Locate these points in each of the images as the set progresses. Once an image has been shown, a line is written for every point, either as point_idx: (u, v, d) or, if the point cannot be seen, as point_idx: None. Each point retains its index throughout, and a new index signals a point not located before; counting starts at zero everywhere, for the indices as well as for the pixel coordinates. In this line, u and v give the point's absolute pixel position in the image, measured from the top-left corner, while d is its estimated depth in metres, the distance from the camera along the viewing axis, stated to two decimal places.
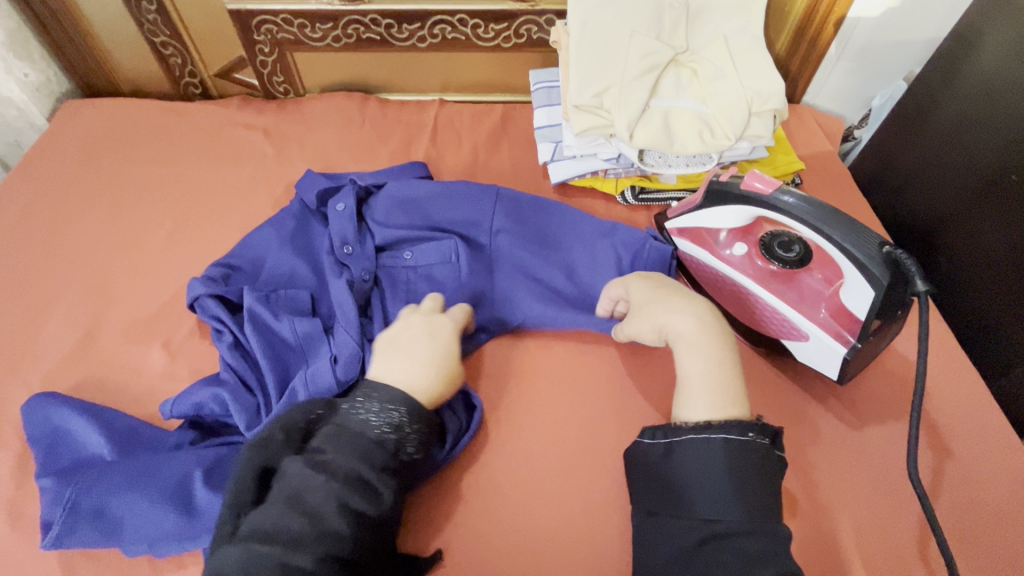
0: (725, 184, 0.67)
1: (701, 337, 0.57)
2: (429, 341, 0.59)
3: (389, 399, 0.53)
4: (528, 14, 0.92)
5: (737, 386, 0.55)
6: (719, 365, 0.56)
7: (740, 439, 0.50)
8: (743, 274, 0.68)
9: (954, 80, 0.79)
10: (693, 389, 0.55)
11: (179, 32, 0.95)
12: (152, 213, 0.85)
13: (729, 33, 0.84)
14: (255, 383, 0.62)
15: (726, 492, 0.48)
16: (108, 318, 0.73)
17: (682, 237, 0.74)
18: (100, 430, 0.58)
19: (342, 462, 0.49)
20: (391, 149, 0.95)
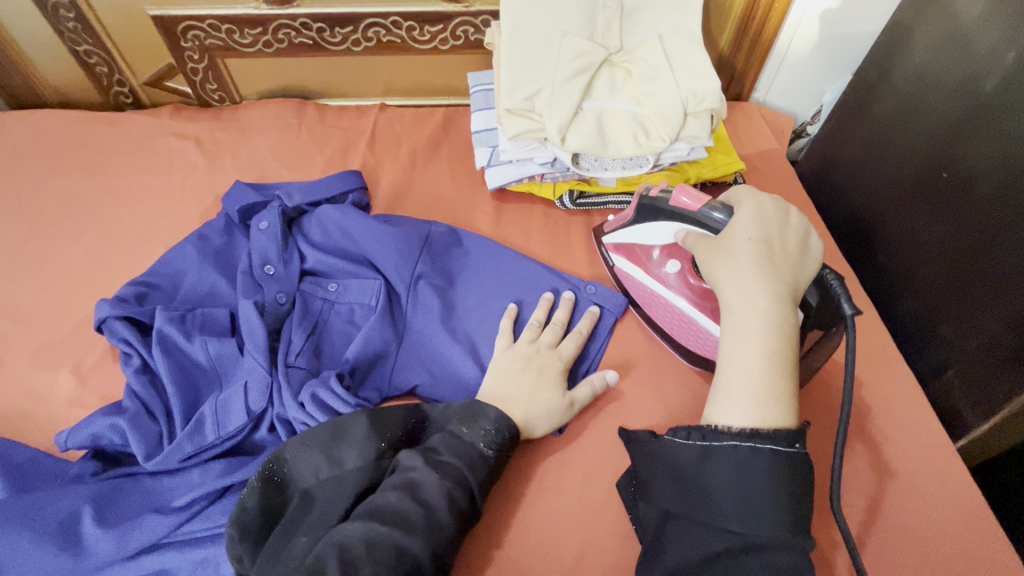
0: (655, 199, 0.65)
1: (762, 313, 0.50)
2: (546, 377, 0.62)
3: (500, 414, 0.56)
4: (463, 15, 0.90)
5: (787, 388, 0.48)
6: (772, 360, 0.49)
7: (788, 452, 0.46)
8: (677, 294, 0.67)
9: (889, 75, 0.78)
10: (739, 377, 0.49)
11: (102, 40, 0.91)
12: (73, 229, 0.82)
13: (664, 32, 0.82)
14: (160, 409, 0.59)
15: (761, 508, 0.45)
16: (17, 341, 0.69)
17: (617, 252, 0.74)
18: None
19: (461, 465, 0.52)
20: (327, 157, 0.92)
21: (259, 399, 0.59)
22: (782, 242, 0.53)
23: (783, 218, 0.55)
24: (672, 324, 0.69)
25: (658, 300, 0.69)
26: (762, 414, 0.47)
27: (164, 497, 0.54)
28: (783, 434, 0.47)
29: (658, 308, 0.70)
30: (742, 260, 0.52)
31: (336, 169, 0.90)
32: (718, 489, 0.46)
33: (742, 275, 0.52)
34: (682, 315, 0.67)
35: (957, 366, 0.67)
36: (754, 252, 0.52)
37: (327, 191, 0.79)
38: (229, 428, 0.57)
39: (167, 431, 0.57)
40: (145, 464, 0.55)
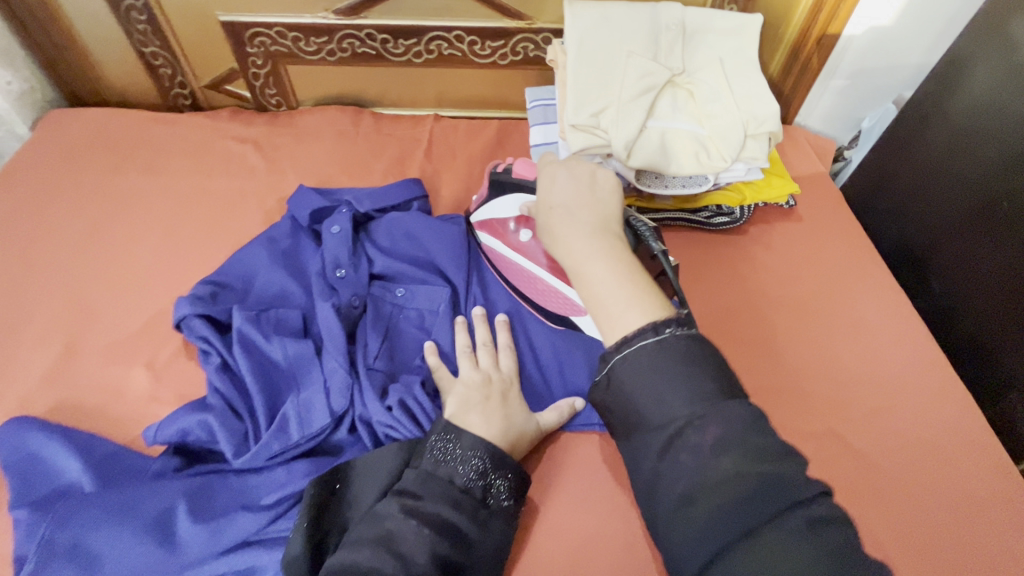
0: (502, 173, 0.73)
1: (593, 251, 0.54)
2: (508, 403, 0.61)
3: (469, 444, 0.55)
4: (525, 32, 0.93)
5: (648, 288, 0.52)
6: (622, 281, 0.52)
7: (654, 338, 0.48)
8: (537, 263, 0.68)
9: (944, 107, 0.81)
10: (603, 308, 0.52)
11: (169, 42, 0.93)
12: (139, 227, 0.83)
13: (725, 55, 0.85)
14: (243, 407, 0.60)
15: (674, 389, 0.45)
16: (89, 336, 0.70)
17: (482, 229, 0.75)
18: (79, 458, 0.56)
19: (433, 506, 0.51)
20: (384, 164, 0.93)
21: (340, 401, 0.61)
22: (578, 200, 0.57)
23: (590, 183, 0.59)
24: (533, 290, 0.69)
25: (527, 275, 0.70)
26: (639, 321, 0.50)
27: (251, 494, 0.55)
28: (659, 323, 0.49)
29: (527, 282, 0.70)
30: (556, 227, 0.56)
31: (396, 177, 0.91)
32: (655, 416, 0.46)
33: (573, 237, 0.55)
34: (545, 285, 0.68)
35: (1020, 389, 0.69)
36: (559, 219, 0.56)
37: (394, 199, 0.80)
38: (312, 428, 0.59)
39: (251, 430, 0.58)
40: (234, 461, 0.56)
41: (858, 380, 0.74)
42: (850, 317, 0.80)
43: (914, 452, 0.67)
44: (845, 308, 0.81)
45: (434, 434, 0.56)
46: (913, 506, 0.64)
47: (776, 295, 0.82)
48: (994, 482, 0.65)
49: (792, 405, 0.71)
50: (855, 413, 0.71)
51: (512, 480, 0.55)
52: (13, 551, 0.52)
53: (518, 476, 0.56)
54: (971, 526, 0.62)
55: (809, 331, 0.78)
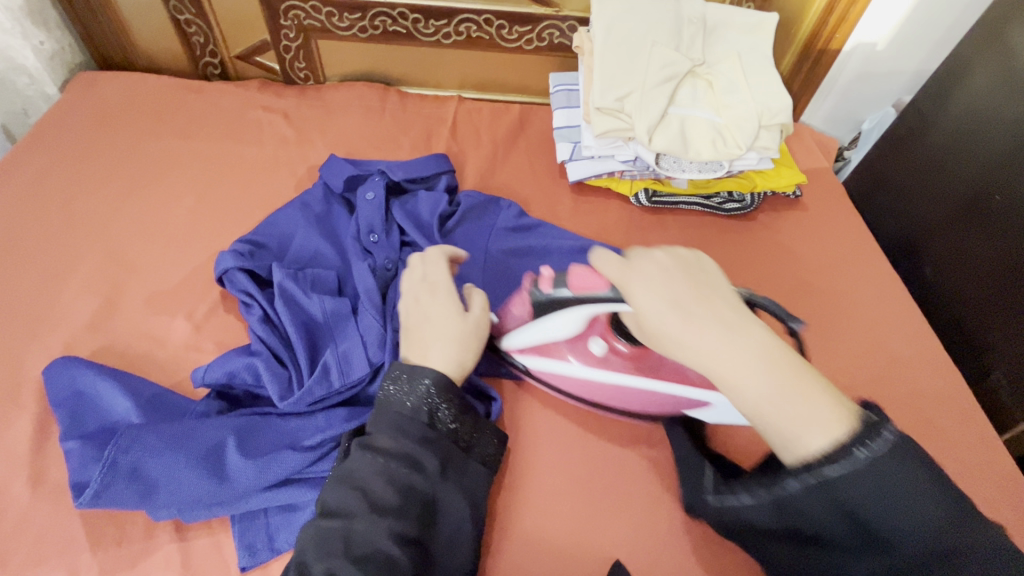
0: (545, 295, 0.63)
1: (722, 349, 0.45)
2: (444, 319, 0.60)
3: (409, 374, 0.55)
4: (551, 19, 0.96)
5: (822, 385, 0.44)
6: (776, 365, 0.45)
7: (867, 462, 0.40)
8: (612, 370, 0.64)
9: (945, 107, 0.86)
10: (770, 423, 0.44)
11: (205, 11, 0.95)
12: (174, 187, 0.85)
13: (742, 50, 0.89)
14: (287, 356, 0.63)
15: (902, 501, 0.40)
16: (130, 286, 0.72)
17: (524, 353, 0.67)
18: (127, 395, 0.58)
19: (383, 436, 0.53)
20: (412, 140, 0.97)
21: (377, 355, 0.64)
22: (682, 292, 0.49)
23: (688, 272, 0.51)
24: (579, 387, 0.66)
25: (591, 386, 0.65)
26: (829, 433, 0.42)
27: (295, 436, 0.57)
28: (846, 443, 0.41)
29: (579, 385, 0.66)
30: (676, 332, 0.48)
31: (423, 152, 0.95)
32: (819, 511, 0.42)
33: (702, 335, 0.46)
34: (614, 384, 0.64)
35: (1006, 366, 0.74)
36: (684, 324, 0.47)
37: (423, 171, 0.83)
38: (352, 377, 0.62)
39: (294, 376, 0.61)
40: (279, 405, 0.58)
41: (857, 358, 0.79)
42: (850, 300, 0.85)
43: (910, 424, 0.72)
44: (846, 291, 0.86)
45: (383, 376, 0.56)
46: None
47: (782, 277, 0.87)
48: (980, 452, 0.71)
49: None
50: (854, 387, 0.76)
51: (455, 405, 0.56)
52: (68, 479, 0.54)
53: (458, 397, 0.56)
54: (960, 490, 0.67)
55: (813, 312, 0.83)
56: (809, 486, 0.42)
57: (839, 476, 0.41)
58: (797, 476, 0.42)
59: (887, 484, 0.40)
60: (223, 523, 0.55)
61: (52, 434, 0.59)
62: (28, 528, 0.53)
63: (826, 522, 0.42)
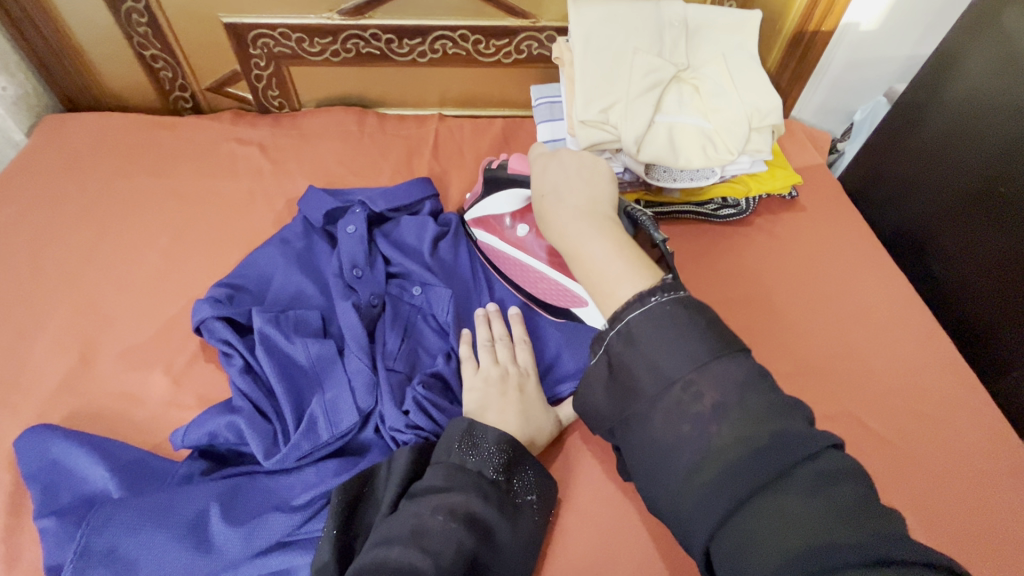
0: (496, 170, 0.71)
1: (587, 231, 0.49)
2: (526, 396, 0.63)
3: (497, 438, 0.56)
4: (528, 31, 0.94)
5: (633, 255, 0.48)
6: (614, 245, 0.48)
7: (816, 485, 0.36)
8: (535, 258, 0.69)
9: (939, 97, 0.83)
10: (600, 280, 0.48)
11: (171, 45, 0.92)
12: (148, 230, 0.82)
13: (727, 51, 0.87)
14: (271, 410, 0.59)
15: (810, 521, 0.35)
16: (104, 340, 0.69)
17: (477, 227, 0.76)
18: (103, 464, 0.55)
19: (465, 498, 0.51)
20: (392, 164, 0.94)
21: (367, 402, 0.60)
22: (583, 196, 0.53)
23: (597, 177, 0.55)
24: (526, 279, 0.71)
25: (524, 267, 0.70)
26: (638, 286, 0.46)
27: (282, 496, 0.54)
28: (647, 292, 0.44)
29: (519, 272, 0.71)
30: (568, 231, 0.50)
31: (405, 176, 0.92)
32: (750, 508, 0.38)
33: (591, 241, 0.49)
34: (539, 275, 0.69)
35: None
36: (600, 227, 0.50)
37: (404, 198, 0.80)
38: (341, 427, 0.58)
39: (280, 431, 0.58)
40: (265, 463, 0.55)
41: (867, 365, 0.75)
42: (855, 302, 0.82)
43: (928, 433, 0.69)
44: (850, 294, 0.83)
45: (459, 436, 0.56)
46: (929, 486, 0.65)
47: (784, 283, 0.84)
48: (1004, 457, 0.67)
49: (806, 391, 0.72)
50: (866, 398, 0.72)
51: (532, 478, 0.57)
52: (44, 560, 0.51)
53: (540, 473, 0.57)
54: (983, 502, 0.64)
55: (818, 317, 0.80)
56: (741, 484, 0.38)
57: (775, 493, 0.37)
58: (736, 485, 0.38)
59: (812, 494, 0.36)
60: None
61: (27, 509, 0.56)
62: None
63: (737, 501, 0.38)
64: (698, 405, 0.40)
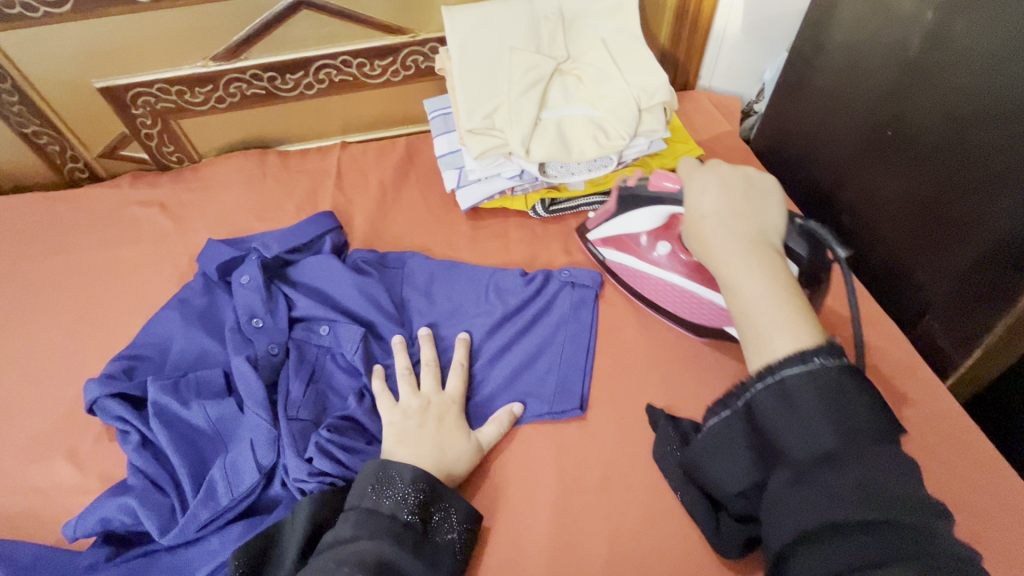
0: (635, 188, 0.69)
1: (741, 260, 0.49)
2: (448, 425, 0.62)
3: (409, 477, 0.55)
4: (410, 46, 0.92)
5: (799, 309, 0.46)
6: (772, 280, 0.48)
7: (819, 371, 0.41)
8: (673, 274, 0.71)
9: (824, 48, 0.82)
10: (753, 324, 0.47)
11: (51, 119, 0.90)
12: (49, 311, 0.80)
13: (607, 36, 0.85)
14: (169, 481, 0.58)
15: (826, 423, 0.39)
16: (6, 435, 0.67)
17: (606, 246, 0.77)
18: (1, 569, 0.54)
19: (376, 544, 0.50)
20: (296, 202, 0.92)
21: (269, 458, 0.59)
22: (728, 206, 0.53)
23: (748, 195, 0.55)
24: (661, 294, 0.73)
25: (655, 281, 0.73)
26: (795, 342, 0.44)
27: (187, 570, 0.54)
28: (807, 351, 0.42)
29: (646, 285, 0.74)
30: (710, 237, 0.52)
31: (309, 212, 0.90)
32: (794, 419, 0.40)
33: (744, 266, 0.49)
34: (681, 289, 0.71)
35: (937, 309, 0.70)
36: (740, 245, 0.50)
37: (303, 236, 0.78)
38: (241, 488, 0.57)
39: (178, 502, 0.57)
40: (161, 539, 0.54)
41: None
42: None
43: None
44: None
45: (371, 477, 0.55)
46: None
47: None
48: (932, 402, 0.66)
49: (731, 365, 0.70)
50: None
51: (453, 514, 0.55)
52: None
53: (463, 508, 0.56)
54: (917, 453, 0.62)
55: None
56: (769, 385, 0.42)
57: (793, 378, 0.41)
58: (755, 380, 0.43)
59: (835, 393, 0.40)
60: None
61: None
62: None
63: (767, 409, 0.42)
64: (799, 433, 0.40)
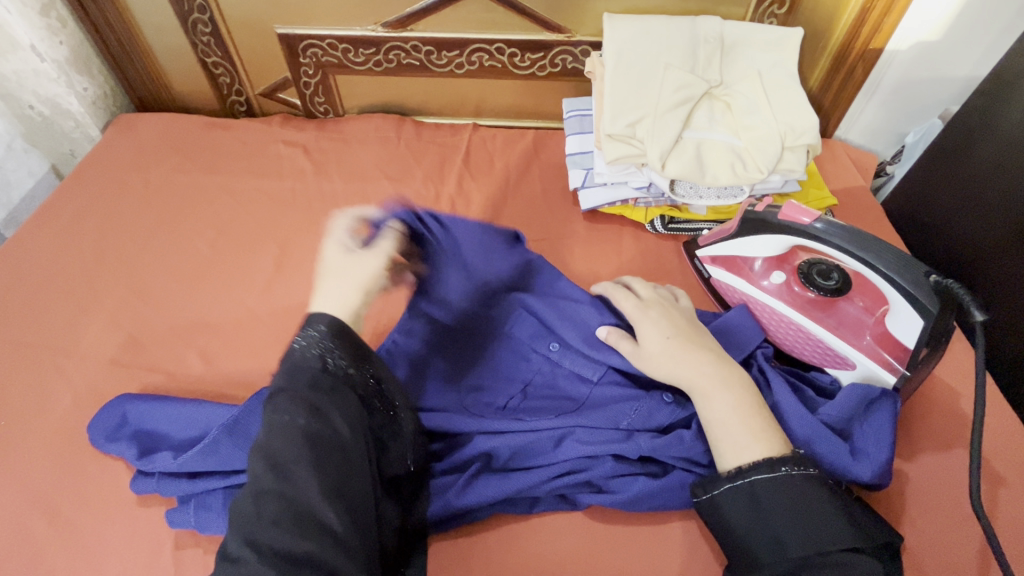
0: (761, 214, 0.68)
1: (714, 385, 0.56)
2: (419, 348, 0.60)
3: (320, 327, 0.50)
4: (564, 45, 0.95)
5: (764, 424, 0.54)
6: (748, 413, 0.54)
7: (773, 477, 0.50)
8: (781, 302, 0.69)
9: (993, 121, 0.79)
10: (731, 436, 0.53)
11: (230, 53, 1.00)
12: (197, 221, 0.88)
13: (763, 69, 0.85)
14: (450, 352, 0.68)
15: (795, 530, 0.48)
16: (150, 323, 0.76)
17: (714, 264, 0.76)
18: (187, 422, 0.62)
19: (296, 392, 0.46)
20: (424, 171, 0.97)
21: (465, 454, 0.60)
22: (682, 328, 0.61)
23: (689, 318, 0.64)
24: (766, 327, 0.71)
25: (760, 310, 0.71)
26: (742, 458, 0.52)
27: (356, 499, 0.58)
28: (776, 461, 0.51)
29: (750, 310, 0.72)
30: (680, 352, 0.58)
31: (435, 181, 0.95)
32: (768, 521, 0.49)
33: (718, 394, 0.55)
34: (788, 321, 0.69)
35: None
36: (716, 373, 0.57)
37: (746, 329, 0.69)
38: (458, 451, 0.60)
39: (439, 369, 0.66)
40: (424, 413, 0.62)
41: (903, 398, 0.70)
42: None
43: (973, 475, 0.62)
44: None
45: (304, 331, 0.51)
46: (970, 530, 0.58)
47: None
48: None
49: None
50: (901, 428, 0.66)
51: (354, 354, 0.51)
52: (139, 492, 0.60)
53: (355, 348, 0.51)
54: None
55: None
56: (738, 488, 0.50)
57: (762, 482, 0.50)
58: (724, 480, 0.52)
59: (806, 504, 0.48)
60: (217, 556, 0.57)
61: (70, 463, 0.63)
62: (43, 561, 0.57)
63: (741, 509, 0.50)
64: (808, 536, 0.47)
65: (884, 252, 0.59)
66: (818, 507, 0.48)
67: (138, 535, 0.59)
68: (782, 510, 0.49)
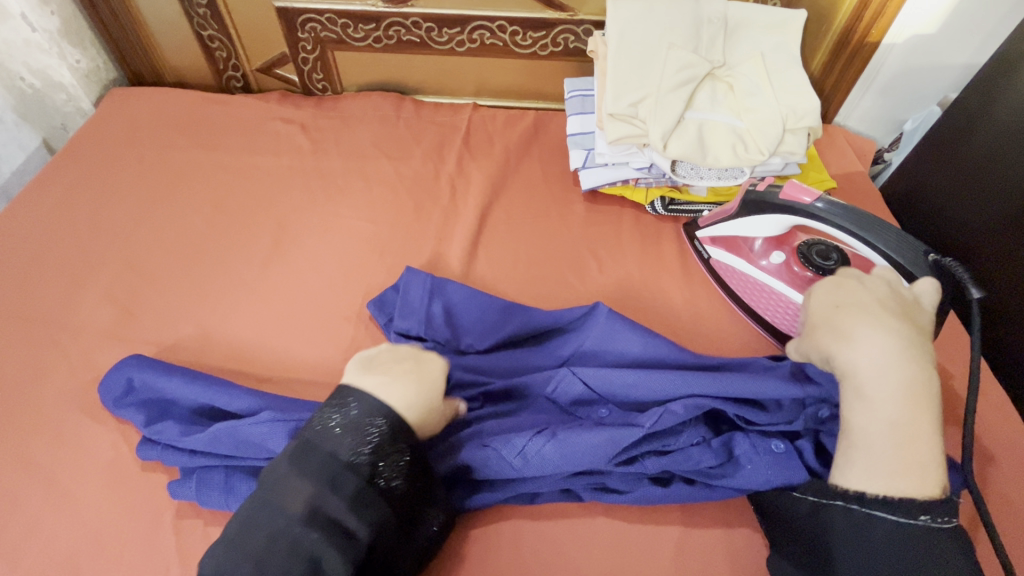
0: (762, 194, 0.68)
1: (897, 388, 0.48)
2: (426, 372, 0.55)
3: (364, 409, 0.50)
4: (566, 23, 0.94)
5: (925, 458, 0.47)
6: (910, 439, 0.47)
7: (907, 517, 0.46)
8: (780, 281, 0.70)
9: (993, 107, 0.79)
10: (879, 455, 0.47)
11: (226, 27, 0.98)
12: (193, 196, 0.87)
13: (767, 50, 0.85)
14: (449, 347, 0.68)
15: (893, 566, 0.45)
16: (146, 297, 0.75)
17: (714, 244, 0.76)
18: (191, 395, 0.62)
19: (314, 485, 0.47)
20: (424, 150, 0.96)
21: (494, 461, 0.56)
22: (873, 304, 0.52)
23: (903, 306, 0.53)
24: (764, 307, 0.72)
25: (759, 290, 0.72)
26: (889, 484, 0.47)
27: None
28: (920, 503, 0.46)
29: (748, 290, 0.73)
30: (861, 344, 0.50)
31: (434, 160, 0.94)
32: (870, 549, 0.46)
33: (879, 411, 0.48)
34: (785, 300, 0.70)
35: None
36: (910, 384, 0.48)
37: None
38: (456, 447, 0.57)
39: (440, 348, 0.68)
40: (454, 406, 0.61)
41: None
42: None
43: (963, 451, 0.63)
44: None
45: (332, 400, 0.52)
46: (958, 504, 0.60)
47: None
48: None
49: None
50: None
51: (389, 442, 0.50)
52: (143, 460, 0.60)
53: (387, 426, 0.50)
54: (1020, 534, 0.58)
55: None
56: (852, 507, 0.48)
57: (881, 512, 0.47)
58: (841, 497, 0.49)
59: (925, 548, 0.45)
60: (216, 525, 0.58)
61: (67, 434, 0.63)
62: (41, 528, 0.57)
63: (841, 528, 0.48)
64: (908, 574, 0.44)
65: (884, 232, 0.60)
66: (939, 558, 0.45)
67: (136, 504, 0.59)
68: (893, 546, 0.46)
